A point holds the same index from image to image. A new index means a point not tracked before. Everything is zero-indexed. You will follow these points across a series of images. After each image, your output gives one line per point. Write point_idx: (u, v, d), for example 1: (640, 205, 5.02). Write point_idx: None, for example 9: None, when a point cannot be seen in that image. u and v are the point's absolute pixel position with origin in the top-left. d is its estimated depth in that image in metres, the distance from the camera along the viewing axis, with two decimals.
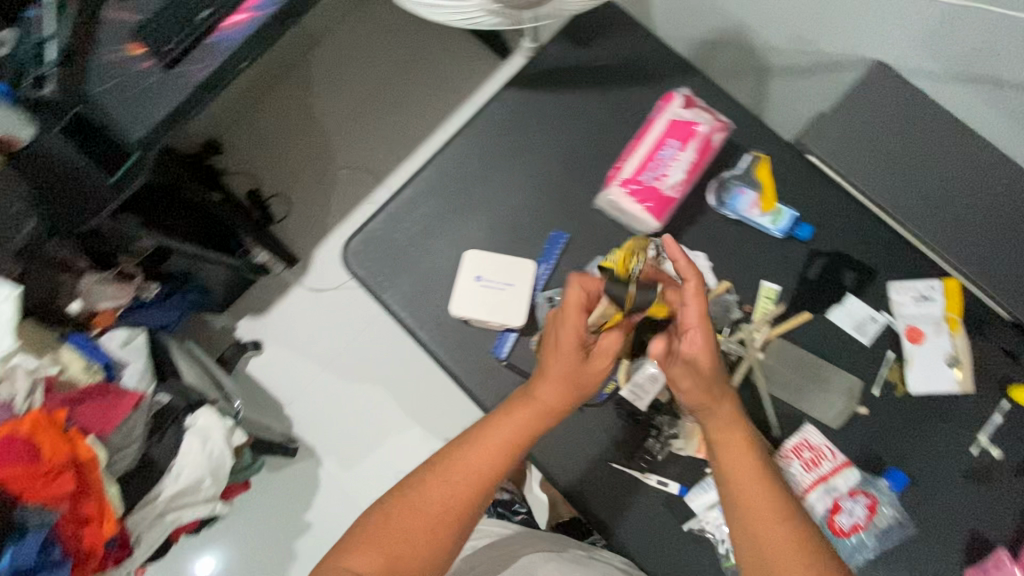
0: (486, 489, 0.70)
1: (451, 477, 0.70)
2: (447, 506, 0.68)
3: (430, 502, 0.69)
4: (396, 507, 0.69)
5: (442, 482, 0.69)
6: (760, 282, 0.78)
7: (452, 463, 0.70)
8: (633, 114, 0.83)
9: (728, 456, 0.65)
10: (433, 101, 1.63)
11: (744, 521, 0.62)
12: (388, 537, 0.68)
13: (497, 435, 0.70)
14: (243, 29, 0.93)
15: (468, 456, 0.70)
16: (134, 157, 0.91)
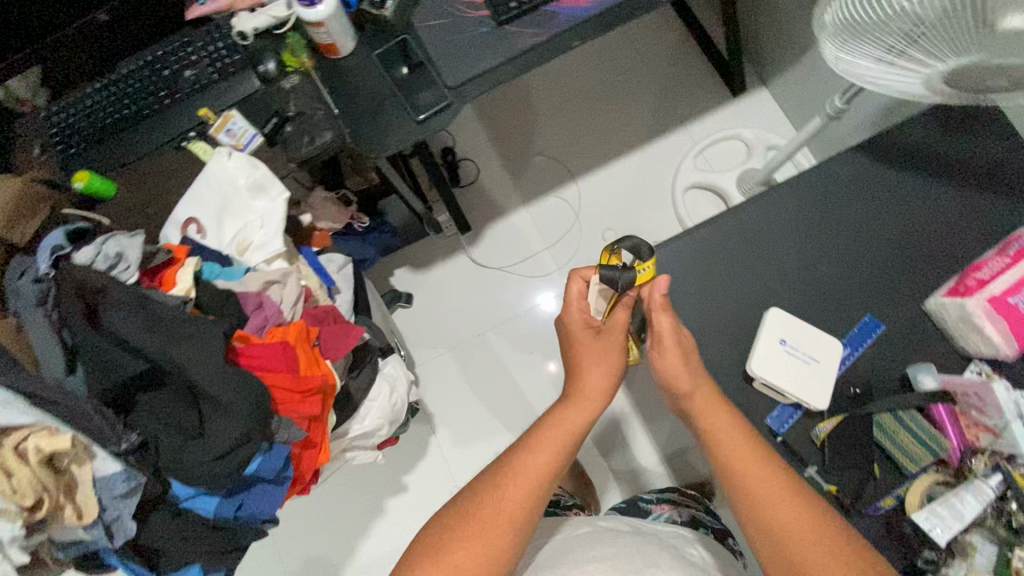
0: (543, 491, 0.70)
1: (508, 484, 0.69)
2: (502, 512, 0.67)
3: (486, 506, 0.68)
4: (450, 514, 0.69)
5: (495, 489, 0.69)
6: None
7: (513, 465, 0.70)
8: (986, 226, 0.77)
9: (715, 447, 0.65)
10: (651, 115, 1.59)
11: (751, 509, 0.61)
12: (444, 543, 0.66)
13: (549, 433, 0.72)
14: (585, 8, 0.90)
15: (526, 461, 0.70)
16: (448, 102, 0.88)
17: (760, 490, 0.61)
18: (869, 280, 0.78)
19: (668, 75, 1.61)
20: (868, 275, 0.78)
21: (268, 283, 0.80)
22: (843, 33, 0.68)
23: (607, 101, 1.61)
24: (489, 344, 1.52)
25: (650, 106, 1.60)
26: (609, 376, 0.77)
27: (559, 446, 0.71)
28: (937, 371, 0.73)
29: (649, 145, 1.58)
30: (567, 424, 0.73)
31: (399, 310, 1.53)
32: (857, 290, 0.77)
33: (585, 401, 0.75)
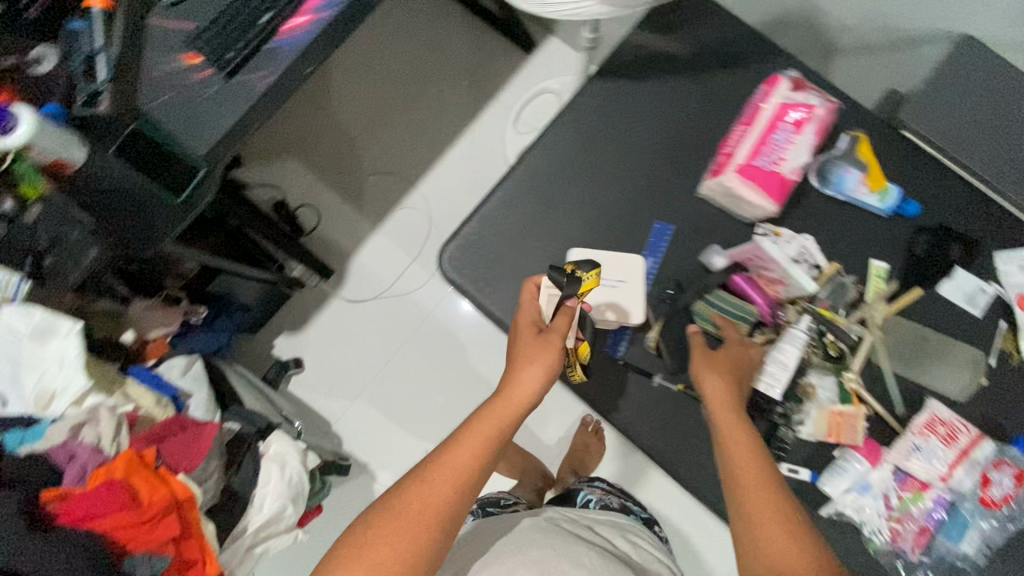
0: (472, 485, 0.64)
1: (439, 477, 0.63)
2: (430, 506, 0.61)
3: (415, 501, 0.61)
4: (372, 516, 0.61)
5: (420, 483, 0.62)
6: (868, 261, 0.78)
7: (437, 460, 0.64)
8: (727, 101, 0.82)
9: (725, 442, 0.64)
10: (460, 100, 1.60)
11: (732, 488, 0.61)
12: (362, 549, 0.58)
13: (479, 426, 0.66)
14: (305, 32, 0.88)
15: (458, 450, 0.65)
16: (203, 174, 0.85)
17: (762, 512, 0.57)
18: (649, 188, 0.81)
19: (462, 56, 1.62)
20: (646, 183, 0.81)
21: (77, 426, 0.75)
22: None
23: (415, 100, 1.60)
24: (395, 375, 1.50)
25: (458, 91, 1.60)
26: (546, 378, 0.69)
27: (492, 436, 0.65)
28: (727, 247, 0.78)
29: (470, 128, 1.59)
30: (498, 415, 0.67)
31: (295, 378, 1.48)
32: (641, 202, 0.81)
33: (521, 394, 0.68)
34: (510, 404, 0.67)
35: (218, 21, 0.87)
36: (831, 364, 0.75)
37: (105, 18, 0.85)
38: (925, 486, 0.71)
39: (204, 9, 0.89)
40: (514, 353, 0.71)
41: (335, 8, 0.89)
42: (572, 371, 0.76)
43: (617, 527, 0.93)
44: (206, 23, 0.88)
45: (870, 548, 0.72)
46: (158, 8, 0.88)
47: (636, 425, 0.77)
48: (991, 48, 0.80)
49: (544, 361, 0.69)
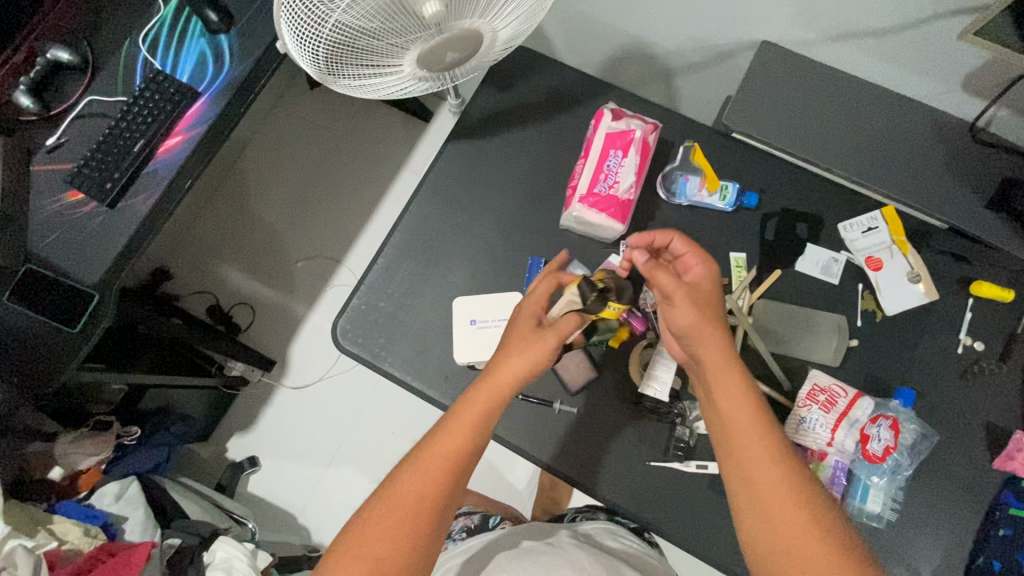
0: (463, 472, 0.65)
1: (429, 467, 0.64)
2: (425, 499, 0.62)
3: (409, 493, 0.63)
4: (368, 516, 0.63)
5: (415, 473, 0.64)
6: (728, 255, 0.84)
7: (427, 448, 0.65)
8: (571, 139, 0.90)
9: (725, 400, 0.62)
10: (371, 175, 1.68)
11: (741, 478, 0.60)
12: (360, 546, 0.61)
13: (468, 411, 0.66)
14: (179, 151, 0.95)
15: (445, 439, 0.64)
16: (95, 300, 0.89)
17: (760, 474, 0.59)
18: (516, 229, 0.87)
19: (366, 136, 1.71)
20: (513, 225, 0.87)
21: None
22: (340, 66, 0.70)
23: (329, 184, 1.68)
24: (352, 453, 1.49)
25: (367, 169, 1.68)
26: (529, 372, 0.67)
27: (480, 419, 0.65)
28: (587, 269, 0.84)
29: (384, 200, 1.66)
30: (485, 393, 0.66)
31: (252, 476, 1.47)
32: (512, 242, 0.86)
33: (505, 379, 0.67)
34: (496, 381, 0.66)
35: (95, 154, 0.93)
36: None
37: None
38: (822, 455, 0.73)
39: (84, 146, 0.95)
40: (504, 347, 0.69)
41: (204, 124, 0.96)
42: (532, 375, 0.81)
43: (608, 530, 0.88)
44: (85, 159, 0.93)
45: None
46: (40, 156, 0.95)
47: (550, 456, 0.79)
48: (787, 48, 0.90)
49: (531, 355, 0.67)
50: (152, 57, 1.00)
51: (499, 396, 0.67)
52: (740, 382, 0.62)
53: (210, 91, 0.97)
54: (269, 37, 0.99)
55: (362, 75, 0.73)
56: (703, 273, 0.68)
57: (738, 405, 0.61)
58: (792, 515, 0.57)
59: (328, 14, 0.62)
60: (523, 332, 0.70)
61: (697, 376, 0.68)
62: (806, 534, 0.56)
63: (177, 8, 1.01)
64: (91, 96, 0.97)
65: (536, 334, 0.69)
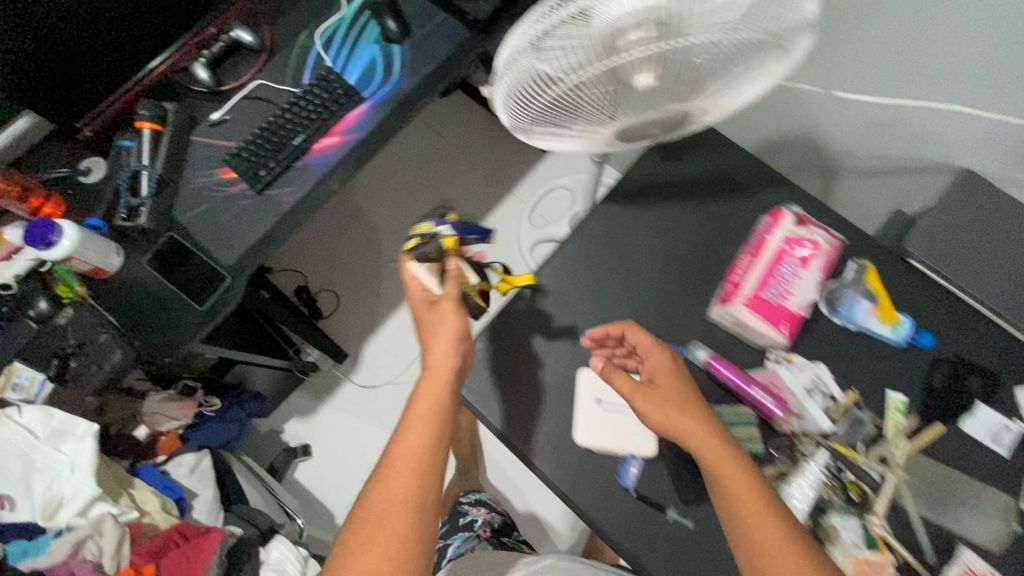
0: (433, 462, 0.67)
1: (399, 467, 0.66)
2: (399, 500, 0.64)
3: (379, 502, 0.64)
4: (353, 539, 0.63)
5: (384, 481, 0.65)
6: (885, 392, 0.76)
7: (391, 454, 0.67)
8: (734, 227, 0.84)
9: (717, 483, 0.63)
10: (479, 191, 1.67)
11: (747, 545, 0.59)
12: (347, 561, 0.61)
13: (418, 408, 0.70)
14: (334, 152, 0.95)
15: (405, 441, 0.67)
16: (226, 282, 0.89)
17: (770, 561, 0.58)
18: (659, 309, 0.81)
19: (483, 153, 1.70)
20: (656, 305, 0.82)
21: (81, 540, 0.76)
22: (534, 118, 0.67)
23: (436, 191, 1.68)
24: None
25: (476, 185, 1.67)
26: (455, 347, 0.74)
27: (432, 412, 0.70)
28: (717, 351, 0.78)
29: (487, 218, 1.64)
30: (431, 385, 0.72)
31: (301, 464, 1.47)
32: (652, 323, 0.81)
33: (443, 364, 0.73)
34: (436, 372, 0.72)
35: (257, 140, 0.94)
36: (852, 508, 0.71)
37: (153, 139, 0.91)
38: None
39: (248, 128, 0.96)
40: (432, 334, 0.76)
41: (363, 130, 0.96)
42: (649, 473, 0.75)
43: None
44: (247, 142, 0.94)
45: None
46: (203, 128, 0.97)
47: (652, 566, 0.73)
48: (993, 182, 0.82)
49: (449, 329, 0.75)
50: (325, 53, 1.01)
51: (443, 381, 0.73)
52: (729, 461, 0.63)
53: (374, 98, 0.97)
54: (443, 57, 0.99)
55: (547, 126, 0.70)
56: (653, 355, 0.71)
57: (729, 488, 0.61)
58: None
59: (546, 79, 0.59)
60: (423, 308, 0.78)
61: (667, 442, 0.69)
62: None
63: (358, 9, 1.02)
64: (260, 80, 0.99)
65: (436, 309, 0.77)
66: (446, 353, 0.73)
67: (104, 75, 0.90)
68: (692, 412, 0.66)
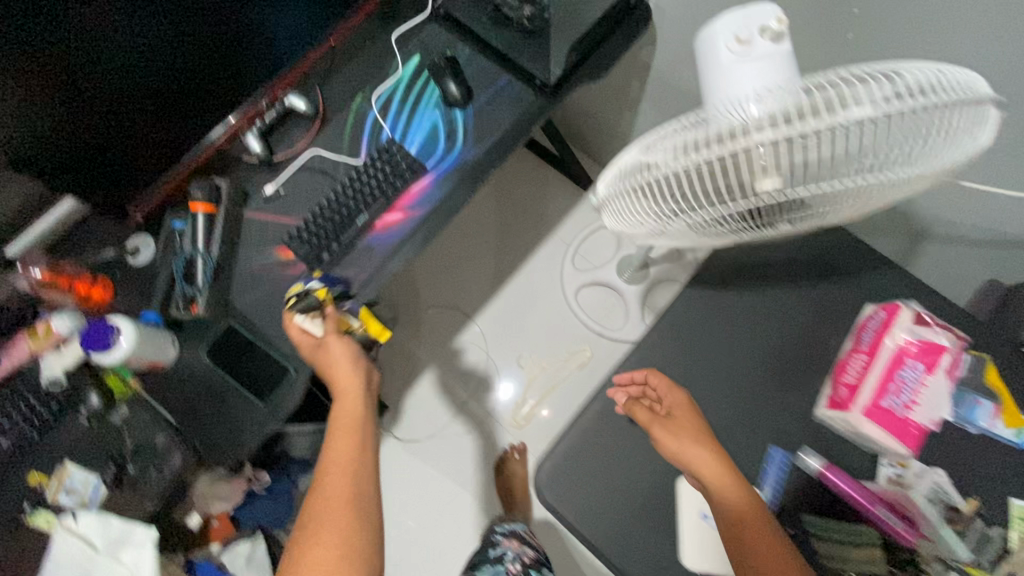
0: (363, 490, 0.68)
1: (330, 505, 0.65)
2: (340, 537, 0.63)
3: (315, 545, 0.62)
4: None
5: (315, 523, 0.64)
6: (1007, 499, 0.70)
7: (318, 494, 0.67)
8: (834, 314, 0.79)
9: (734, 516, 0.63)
10: (519, 232, 1.61)
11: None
12: None
13: (337, 438, 0.71)
14: (400, 230, 0.89)
15: (331, 475, 0.67)
16: (290, 376, 0.83)
17: None
18: (757, 407, 0.77)
19: (521, 191, 1.64)
20: (754, 402, 0.77)
21: None
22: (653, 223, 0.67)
23: (474, 232, 1.62)
24: (448, 524, 1.43)
25: (516, 225, 1.62)
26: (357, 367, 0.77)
27: (354, 440, 0.71)
28: (827, 458, 0.73)
29: (528, 260, 1.59)
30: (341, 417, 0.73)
31: None
32: (752, 424, 0.76)
33: (349, 388, 0.75)
34: (344, 398, 0.74)
35: (317, 218, 0.88)
36: None
37: (207, 222, 0.85)
38: None
39: (306, 203, 0.91)
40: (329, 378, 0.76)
41: (428, 205, 0.90)
42: None
43: None
44: (308, 220, 0.88)
45: None
46: (256, 203, 0.91)
47: None
48: None
49: (347, 355, 0.77)
50: (382, 118, 0.95)
51: (358, 404, 0.75)
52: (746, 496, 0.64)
53: (438, 169, 0.92)
54: (510, 124, 0.93)
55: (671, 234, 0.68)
56: (670, 397, 0.73)
57: (750, 522, 0.62)
58: None
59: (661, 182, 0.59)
60: (313, 347, 0.78)
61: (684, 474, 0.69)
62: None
63: (416, 70, 0.96)
64: (315, 149, 0.93)
65: (328, 351, 0.77)
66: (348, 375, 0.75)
67: (145, 130, 0.77)
68: (700, 441, 0.68)
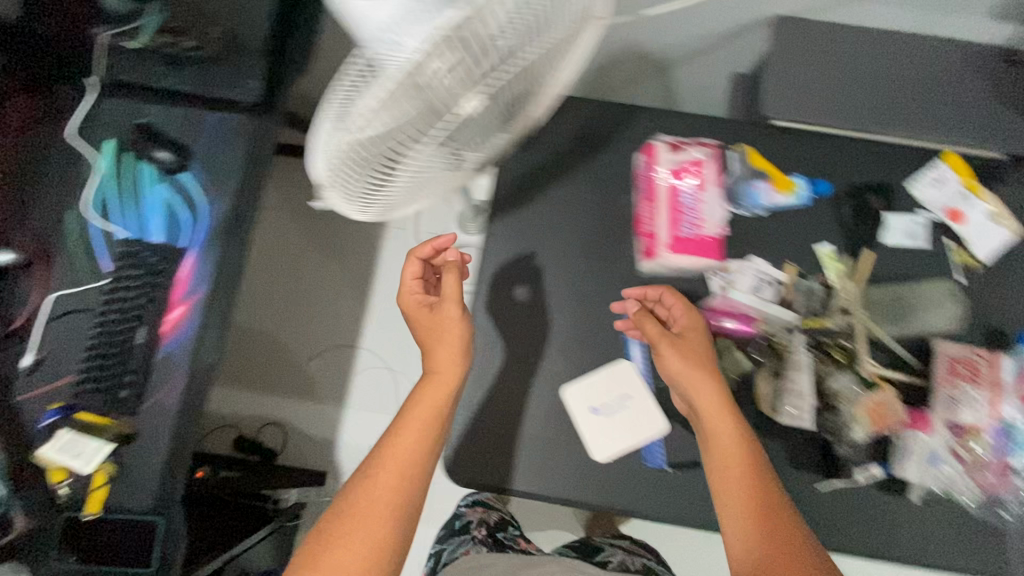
0: (416, 480, 0.65)
1: (390, 472, 0.64)
2: (388, 505, 0.62)
3: (364, 505, 0.62)
4: (310, 546, 0.61)
5: (365, 487, 0.63)
6: (814, 248, 0.80)
7: (379, 459, 0.65)
8: (620, 176, 0.82)
9: (711, 438, 0.65)
10: (356, 242, 1.53)
11: (728, 499, 0.62)
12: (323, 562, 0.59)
13: (417, 414, 0.68)
14: (188, 322, 0.80)
15: (401, 442, 0.66)
16: (163, 524, 0.77)
17: (742, 499, 0.61)
18: (596, 293, 0.80)
19: None
20: (591, 290, 0.80)
21: None
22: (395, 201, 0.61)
23: (314, 265, 1.53)
24: None
25: (349, 237, 1.54)
26: (459, 349, 0.72)
27: (431, 419, 0.68)
28: None
29: (378, 263, 1.52)
30: (426, 401, 0.68)
31: None
32: (596, 309, 0.80)
33: (446, 369, 0.70)
34: (441, 374, 0.70)
35: (93, 361, 0.79)
36: (843, 366, 0.76)
37: None
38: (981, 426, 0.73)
39: (76, 350, 0.79)
40: (428, 334, 0.73)
41: (204, 282, 0.82)
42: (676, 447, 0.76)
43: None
44: (84, 371, 0.78)
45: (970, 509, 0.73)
46: (19, 382, 0.78)
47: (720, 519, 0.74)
48: (800, 19, 0.86)
49: (449, 331, 0.72)
50: (108, 222, 0.84)
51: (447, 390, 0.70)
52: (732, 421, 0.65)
53: (195, 242, 0.82)
54: (243, 161, 0.85)
55: (413, 197, 0.61)
56: (685, 318, 0.73)
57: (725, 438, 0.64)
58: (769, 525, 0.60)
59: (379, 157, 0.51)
60: (415, 310, 0.74)
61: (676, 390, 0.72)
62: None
63: (117, 155, 0.86)
64: (53, 296, 0.80)
65: (438, 314, 0.73)
66: (455, 350, 0.71)
67: None
68: (706, 368, 0.68)
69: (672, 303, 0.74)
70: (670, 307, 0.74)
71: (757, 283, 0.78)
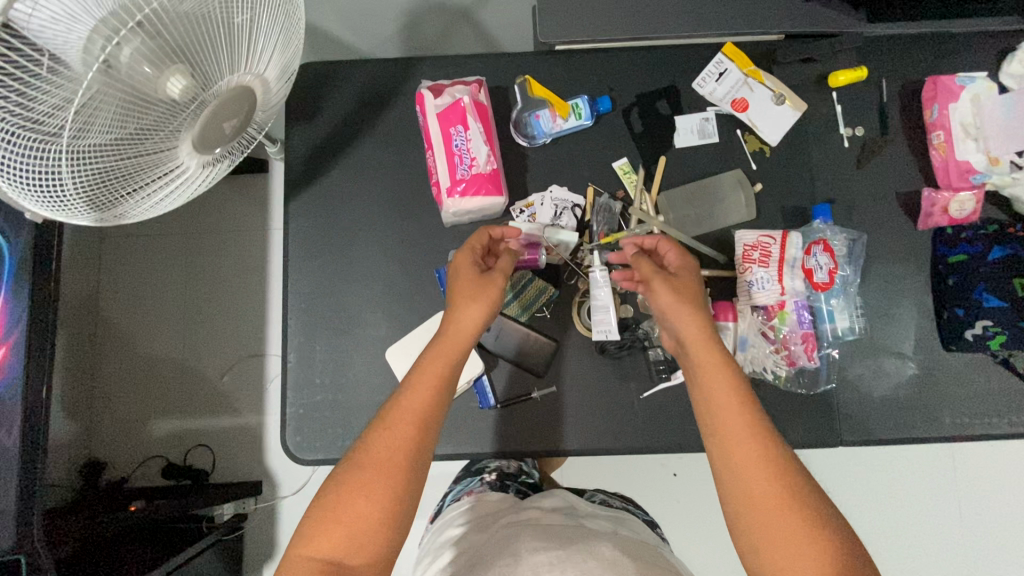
0: (423, 449, 0.61)
1: (402, 424, 0.61)
2: (396, 454, 0.59)
3: (382, 451, 0.59)
4: (322, 508, 0.58)
5: (376, 438, 0.60)
6: (612, 165, 0.81)
7: (392, 412, 0.62)
8: (408, 133, 0.82)
9: (707, 383, 0.61)
10: (243, 251, 1.52)
11: (722, 442, 0.58)
12: (337, 510, 0.57)
13: (431, 370, 0.64)
14: (14, 362, 0.81)
15: (412, 396, 0.62)
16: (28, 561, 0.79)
17: (736, 432, 0.58)
18: (406, 253, 0.81)
19: (214, 216, 1.53)
20: (401, 251, 0.81)
21: None
22: (117, 191, 0.61)
23: (206, 283, 1.51)
24: None
25: (234, 248, 1.52)
26: (488, 314, 0.68)
27: (446, 375, 0.64)
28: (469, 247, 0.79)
29: (269, 268, 1.51)
30: (435, 366, 0.64)
31: None
32: (409, 269, 0.81)
33: (464, 332, 0.67)
34: (457, 342, 0.66)
35: None
36: None
37: None
38: (782, 304, 0.74)
39: None
40: (457, 299, 0.68)
41: (21, 320, 0.82)
42: (504, 385, 0.78)
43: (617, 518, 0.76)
44: None
45: (782, 386, 0.75)
46: None
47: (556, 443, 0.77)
48: None
49: (485, 297, 0.68)
50: None
51: (458, 349, 0.66)
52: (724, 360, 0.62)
53: (3, 283, 0.83)
54: None
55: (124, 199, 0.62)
56: (681, 260, 0.69)
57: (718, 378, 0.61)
58: (768, 471, 0.56)
59: (58, 133, 0.52)
60: (465, 275, 0.69)
61: (664, 329, 0.68)
62: (805, 538, 0.53)
63: None
64: None
65: (483, 281, 0.69)
66: (482, 317, 0.67)
67: None
68: (700, 309, 0.65)
69: (666, 249, 0.70)
70: (669, 257, 0.70)
71: (554, 212, 0.80)
